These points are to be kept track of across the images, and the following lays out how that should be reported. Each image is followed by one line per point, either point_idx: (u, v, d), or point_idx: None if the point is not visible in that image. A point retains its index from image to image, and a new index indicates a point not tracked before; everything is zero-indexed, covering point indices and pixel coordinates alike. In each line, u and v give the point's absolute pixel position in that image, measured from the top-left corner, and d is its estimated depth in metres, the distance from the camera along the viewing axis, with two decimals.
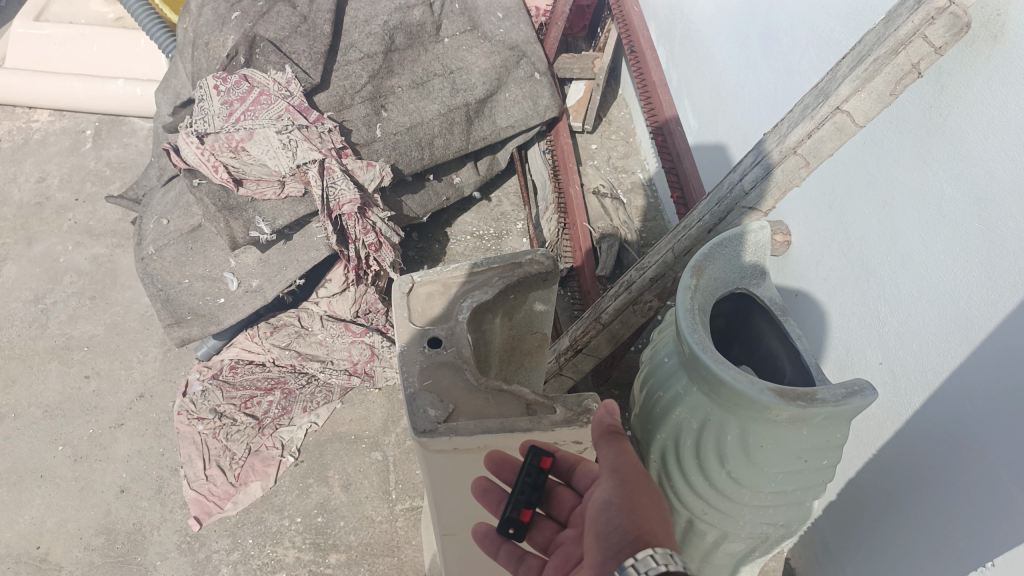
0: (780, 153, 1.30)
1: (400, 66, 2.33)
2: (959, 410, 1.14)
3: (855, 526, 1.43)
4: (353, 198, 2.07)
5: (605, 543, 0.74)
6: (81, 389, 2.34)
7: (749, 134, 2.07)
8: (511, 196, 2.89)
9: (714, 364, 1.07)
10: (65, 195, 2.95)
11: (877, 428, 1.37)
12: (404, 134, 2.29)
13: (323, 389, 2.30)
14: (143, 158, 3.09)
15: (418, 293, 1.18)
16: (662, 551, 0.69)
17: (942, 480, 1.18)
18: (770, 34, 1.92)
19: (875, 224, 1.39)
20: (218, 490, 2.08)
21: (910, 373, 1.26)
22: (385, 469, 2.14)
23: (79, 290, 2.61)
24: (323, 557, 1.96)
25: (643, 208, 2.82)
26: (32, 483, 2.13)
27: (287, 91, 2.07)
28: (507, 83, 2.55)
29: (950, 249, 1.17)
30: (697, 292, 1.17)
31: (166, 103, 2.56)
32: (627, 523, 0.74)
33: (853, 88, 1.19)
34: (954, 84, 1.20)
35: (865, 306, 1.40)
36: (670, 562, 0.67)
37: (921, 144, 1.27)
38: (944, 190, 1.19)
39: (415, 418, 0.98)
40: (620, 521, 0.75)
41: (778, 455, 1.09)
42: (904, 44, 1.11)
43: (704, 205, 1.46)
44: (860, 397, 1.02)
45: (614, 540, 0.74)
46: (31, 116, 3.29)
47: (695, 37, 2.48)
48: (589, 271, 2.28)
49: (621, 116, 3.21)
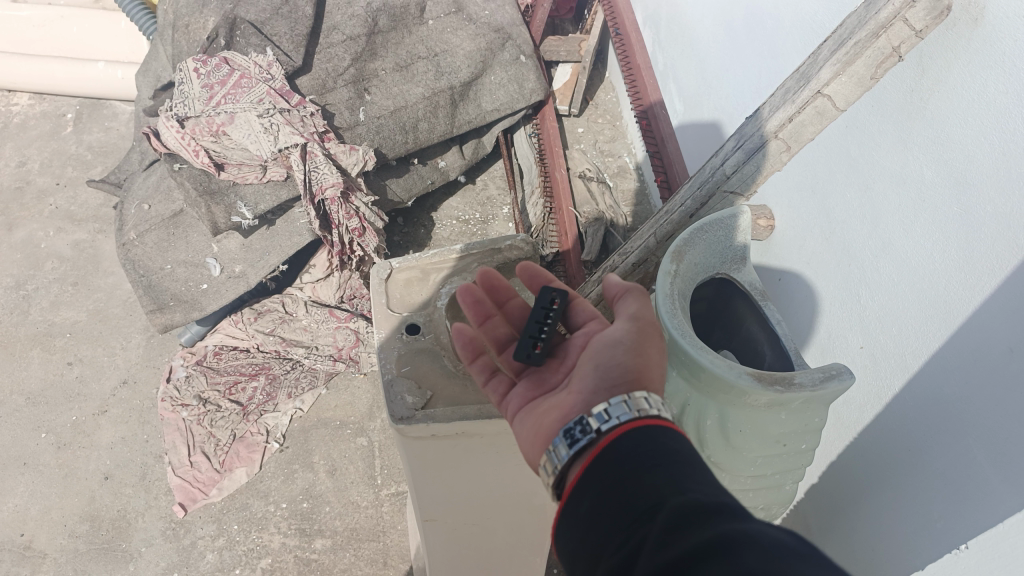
0: (761, 138, 1.30)
1: (383, 49, 2.29)
2: (939, 393, 1.14)
3: (837, 508, 1.43)
4: (336, 181, 2.05)
5: (607, 375, 0.82)
6: (63, 376, 2.33)
7: (731, 119, 2.07)
8: (497, 179, 2.89)
9: (692, 349, 1.06)
10: (45, 179, 2.91)
11: (857, 410, 1.37)
12: (388, 118, 2.27)
13: (307, 375, 2.29)
14: (124, 142, 3.06)
15: (397, 279, 1.18)
16: (655, 398, 0.76)
17: (921, 463, 1.18)
18: (755, 18, 1.91)
19: (856, 208, 1.39)
20: (204, 476, 2.08)
21: (889, 357, 1.27)
22: (370, 454, 2.15)
23: (60, 276, 2.59)
24: (309, 542, 1.97)
25: (630, 192, 2.82)
26: (15, 470, 2.13)
27: (268, 74, 2.02)
28: (492, 66, 2.53)
29: (930, 234, 1.17)
30: (676, 277, 1.16)
31: (146, 87, 2.52)
32: (630, 361, 0.82)
33: (834, 72, 1.18)
34: (935, 68, 1.19)
35: (847, 290, 1.40)
36: (660, 409, 0.75)
37: (901, 128, 1.27)
38: (924, 174, 1.19)
39: (392, 405, 0.98)
40: (624, 358, 0.83)
41: (756, 439, 1.09)
42: (885, 27, 1.11)
43: (685, 190, 1.45)
44: (837, 381, 1.03)
45: (614, 376, 0.81)
46: (10, 101, 3.25)
47: (681, 21, 2.46)
48: (575, 257, 2.31)
49: (608, 99, 3.19)
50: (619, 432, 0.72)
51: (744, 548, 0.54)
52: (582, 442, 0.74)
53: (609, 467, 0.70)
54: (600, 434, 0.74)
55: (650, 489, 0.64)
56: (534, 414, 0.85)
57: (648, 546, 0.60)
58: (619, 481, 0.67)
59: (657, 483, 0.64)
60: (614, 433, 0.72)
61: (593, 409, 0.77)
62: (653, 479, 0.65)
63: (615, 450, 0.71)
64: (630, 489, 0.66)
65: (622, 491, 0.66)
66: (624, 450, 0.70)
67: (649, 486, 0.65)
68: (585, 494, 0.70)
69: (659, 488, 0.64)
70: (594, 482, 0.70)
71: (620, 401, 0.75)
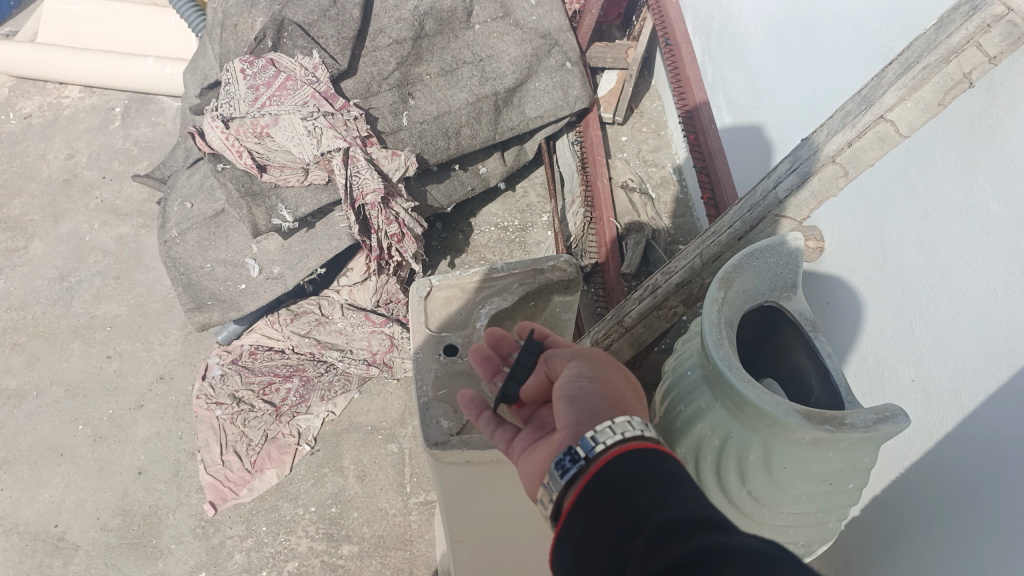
0: (817, 161, 1.25)
1: (428, 53, 2.28)
2: (995, 430, 1.08)
3: (878, 547, 1.35)
4: (377, 187, 2.04)
5: (584, 405, 0.74)
6: (102, 369, 2.36)
7: (782, 136, 2.01)
8: (537, 187, 2.86)
9: (738, 381, 1.02)
10: (92, 172, 2.96)
11: (907, 446, 1.31)
12: (431, 123, 2.25)
13: (341, 378, 2.29)
14: (170, 138, 3.09)
15: (436, 297, 1.16)
16: (638, 420, 0.71)
17: (974, 507, 1.10)
18: (813, 32, 1.85)
19: (913, 235, 1.34)
20: (235, 476, 2.08)
21: (943, 393, 1.21)
22: (400, 461, 2.13)
23: (103, 269, 2.62)
24: (336, 547, 1.97)
25: (672, 204, 2.77)
26: (52, 461, 2.16)
27: (314, 77, 2.02)
28: (538, 72, 2.50)
29: (993, 268, 1.12)
30: (724, 306, 1.12)
31: (193, 85, 2.54)
32: (602, 389, 0.75)
33: (899, 97, 1.13)
34: (1006, 96, 1.14)
35: (899, 320, 1.35)
36: (647, 431, 0.70)
37: (966, 156, 1.21)
38: (989, 206, 1.14)
39: (427, 429, 0.96)
40: (594, 386, 0.76)
41: (800, 477, 1.03)
42: (956, 52, 1.06)
43: (734, 211, 1.41)
44: (891, 424, 0.98)
45: (592, 405, 0.74)
46: (61, 93, 3.31)
47: (733, 31, 2.41)
48: (614, 268, 2.26)
49: (653, 108, 3.14)
50: (608, 459, 0.67)
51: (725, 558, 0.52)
52: (571, 472, 0.68)
53: (603, 490, 0.65)
54: (589, 461, 0.68)
55: (638, 506, 0.61)
56: (531, 453, 0.77)
57: (633, 561, 0.57)
58: (615, 500, 0.64)
59: (646, 500, 0.61)
60: (605, 458, 0.67)
61: (581, 436, 0.70)
62: (643, 495, 0.62)
63: (606, 474, 0.66)
64: (620, 506, 0.63)
65: (612, 510, 0.63)
66: (620, 472, 0.65)
67: (640, 503, 0.61)
68: (579, 516, 0.66)
69: (647, 505, 0.61)
70: (588, 505, 0.65)
71: (606, 426, 0.69)
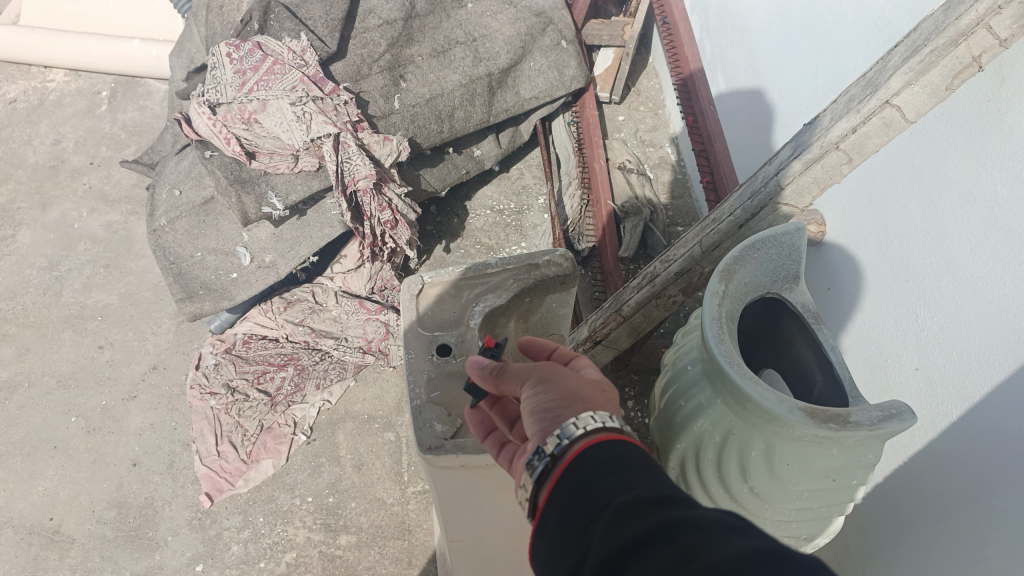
0: (820, 148, 1.22)
1: (420, 34, 2.22)
2: (999, 419, 1.06)
3: (880, 538, 1.33)
4: (369, 172, 1.99)
5: (545, 413, 0.70)
6: (94, 359, 2.33)
7: (784, 117, 1.96)
8: (533, 168, 2.81)
9: (738, 378, 0.99)
10: (79, 158, 2.91)
11: (910, 436, 1.29)
12: (424, 106, 2.20)
13: (336, 366, 2.26)
14: (158, 122, 3.04)
15: (429, 294, 1.13)
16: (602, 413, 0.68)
17: (978, 498, 1.08)
18: (814, 10, 1.80)
19: (917, 221, 1.31)
20: (230, 466, 2.07)
21: (947, 382, 1.19)
22: (397, 450, 2.12)
23: (93, 258, 2.58)
24: (334, 537, 1.96)
25: (670, 184, 2.73)
26: (45, 453, 2.14)
27: (302, 61, 1.96)
28: (533, 51, 2.45)
29: (1000, 256, 1.09)
30: (725, 299, 1.09)
31: (179, 68, 2.48)
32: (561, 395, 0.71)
33: (905, 81, 1.09)
34: (1016, 80, 1.11)
35: (903, 309, 1.32)
36: (610, 422, 0.67)
37: (973, 140, 1.18)
38: (997, 192, 1.11)
39: (421, 433, 0.93)
40: (551, 394, 0.72)
41: (803, 473, 1.01)
42: (965, 35, 1.01)
43: (735, 198, 1.38)
44: (897, 421, 0.95)
45: (553, 411, 0.70)
46: (45, 76, 3.24)
47: (733, 7, 2.35)
48: (611, 252, 2.22)
49: (651, 86, 3.08)
50: (575, 452, 0.64)
51: (686, 530, 0.50)
52: (540, 469, 0.66)
53: (573, 484, 0.62)
54: (554, 459, 0.65)
55: (604, 493, 0.59)
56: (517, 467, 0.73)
57: (594, 545, 0.55)
58: (581, 490, 0.61)
59: (611, 487, 0.59)
60: (571, 453, 0.64)
61: (548, 434, 0.68)
62: (608, 483, 0.59)
63: (576, 467, 0.63)
64: (586, 493, 0.60)
65: (578, 500, 0.60)
66: (585, 465, 0.63)
67: (607, 489, 0.59)
68: (549, 512, 0.63)
69: (612, 490, 0.58)
70: (558, 499, 0.62)
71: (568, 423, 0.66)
